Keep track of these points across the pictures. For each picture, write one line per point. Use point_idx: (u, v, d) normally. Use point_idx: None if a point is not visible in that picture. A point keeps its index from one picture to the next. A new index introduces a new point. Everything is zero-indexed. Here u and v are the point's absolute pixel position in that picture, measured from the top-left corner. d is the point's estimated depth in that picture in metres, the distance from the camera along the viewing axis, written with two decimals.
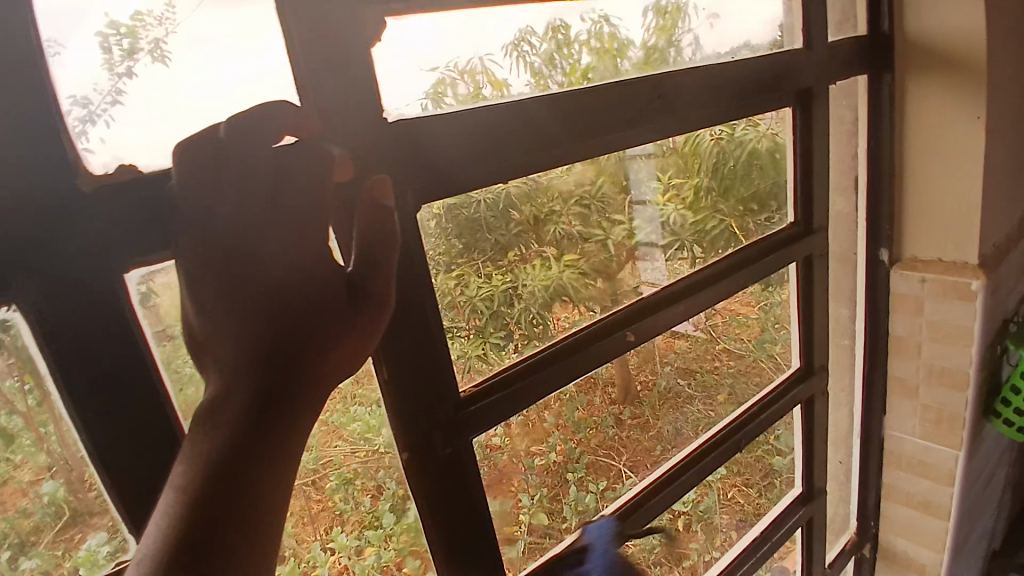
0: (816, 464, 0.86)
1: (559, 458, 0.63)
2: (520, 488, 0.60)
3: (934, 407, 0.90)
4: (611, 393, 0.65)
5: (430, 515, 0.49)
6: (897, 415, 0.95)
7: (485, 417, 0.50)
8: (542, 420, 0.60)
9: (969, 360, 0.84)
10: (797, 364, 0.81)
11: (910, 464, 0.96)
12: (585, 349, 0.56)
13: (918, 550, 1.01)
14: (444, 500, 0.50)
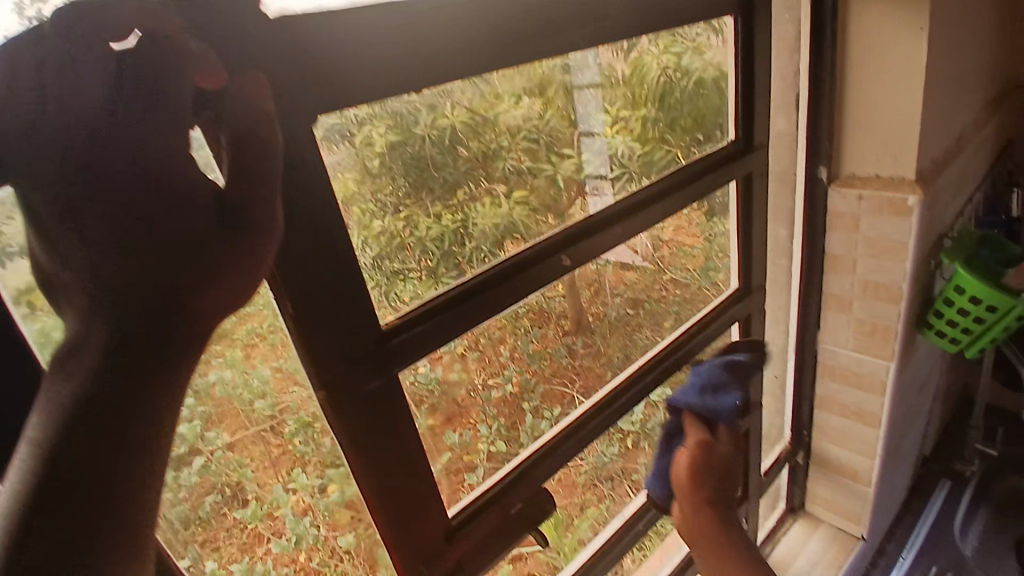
0: (752, 378, 0.93)
1: (515, 389, 0.65)
2: (479, 419, 0.61)
3: (867, 320, 0.96)
4: (564, 325, 0.67)
5: (355, 455, 0.47)
6: (832, 330, 1.01)
7: (409, 350, 0.48)
8: (497, 354, 0.61)
9: (902, 275, 0.89)
10: (734, 286, 0.83)
11: (843, 375, 1.04)
12: (521, 273, 0.54)
13: (851, 456, 1.14)
14: (370, 439, 0.47)
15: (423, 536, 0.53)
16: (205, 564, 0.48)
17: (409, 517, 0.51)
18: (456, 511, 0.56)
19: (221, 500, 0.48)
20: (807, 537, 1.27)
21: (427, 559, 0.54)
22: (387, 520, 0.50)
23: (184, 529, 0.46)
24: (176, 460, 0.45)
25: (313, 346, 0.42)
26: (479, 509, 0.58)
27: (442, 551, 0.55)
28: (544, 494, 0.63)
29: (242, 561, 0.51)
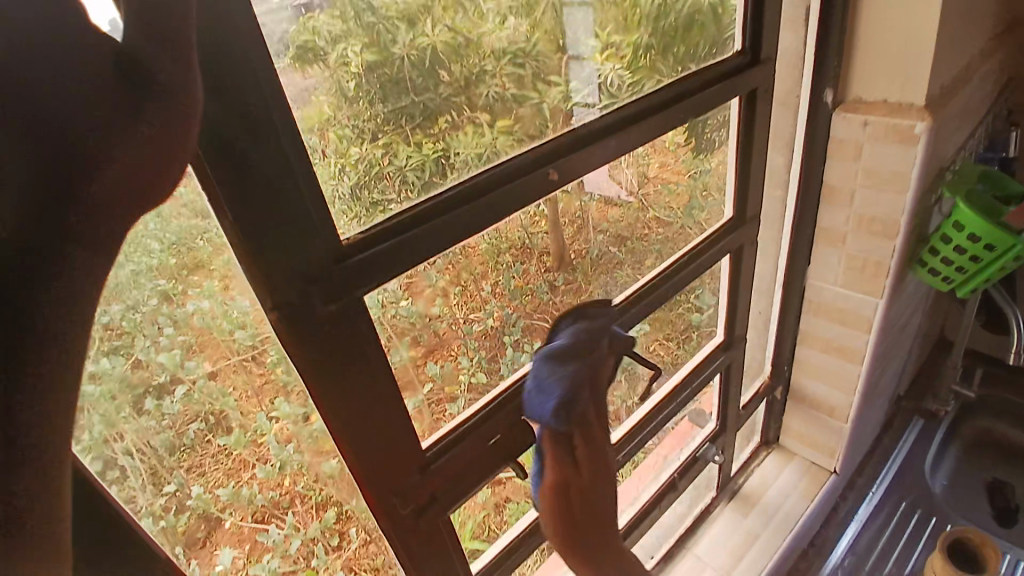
0: (736, 313, 0.94)
1: (496, 324, 0.65)
2: (459, 352, 0.62)
3: (858, 256, 0.96)
4: (546, 261, 0.67)
5: (317, 383, 0.47)
6: (820, 264, 1.01)
7: (373, 270, 0.46)
8: (479, 289, 0.61)
9: (900, 209, 0.88)
10: (728, 214, 0.83)
11: (828, 311, 1.06)
12: (502, 186, 0.53)
13: (828, 391, 1.17)
14: (331, 364, 0.47)
15: (396, 468, 0.55)
16: (191, 488, 0.50)
17: (378, 445, 0.53)
18: (430, 443, 0.58)
19: (204, 429, 0.49)
20: (780, 468, 1.34)
21: (400, 491, 0.56)
22: (356, 454, 0.51)
23: (169, 456, 0.48)
24: (157, 389, 0.46)
25: (267, 270, 0.41)
26: (453, 442, 0.59)
27: (417, 482, 0.57)
28: (524, 426, 0.65)
29: (228, 486, 0.52)
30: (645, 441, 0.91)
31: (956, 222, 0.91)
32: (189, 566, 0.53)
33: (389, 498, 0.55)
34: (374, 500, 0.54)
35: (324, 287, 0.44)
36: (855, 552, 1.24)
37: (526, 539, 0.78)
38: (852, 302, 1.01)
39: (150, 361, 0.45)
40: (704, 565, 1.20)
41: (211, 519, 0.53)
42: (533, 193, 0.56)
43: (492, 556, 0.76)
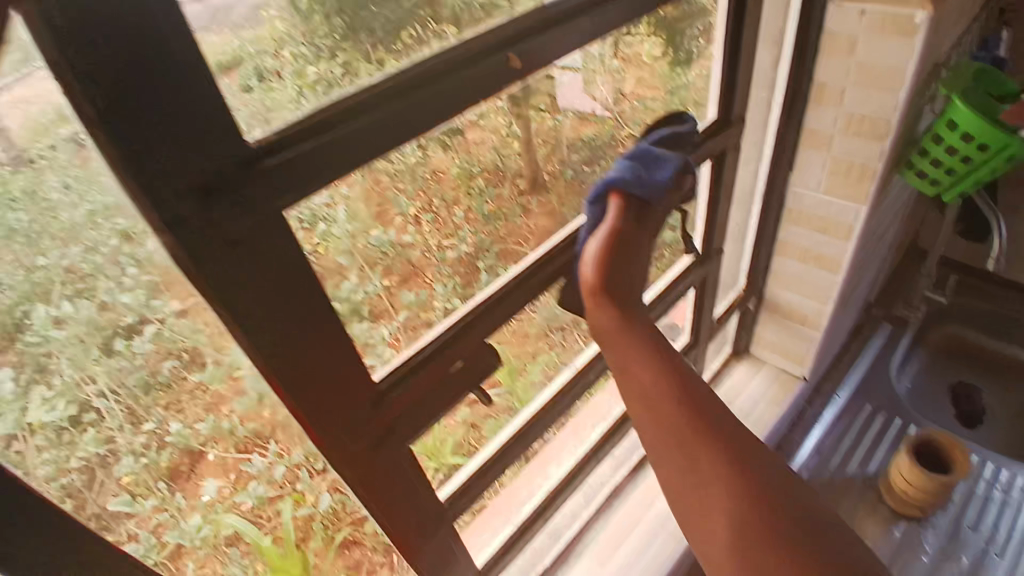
0: (715, 226, 0.95)
1: (471, 250, 0.64)
2: (433, 279, 0.62)
3: (843, 159, 0.95)
4: (519, 184, 0.67)
5: (240, 318, 0.40)
6: (805, 169, 1.00)
7: (299, 174, 0.39)
8: (451, 216, 0.62)
9: (893, 107, 0.85)
10: (714, 116, 0.77)
11: (808, 219, 1.06)
12: (450, 70, 0.47)
13: (801, 300, 1.20)
14: (256, 293, 0.40)
15: (342, 400, 0.49)
16: (169, 426, 0.54)
17: (319, 374, 0.47)
18: (383, 375, 0.53)
19: (179, 366, 0.50)
20: (750, 377, 1.39)
21: (351, 427, 0.51)
22: (288, 393, 0.45)
23: (145, 394, 0.51)
24: (126, 330, 0.46)
25: (167, 183, 0.33)
26: (410, 370, 0.55)
27: (367, 416, 0.52)
28: (490, 348, 0.62)
29: (208, 420, 0.56)
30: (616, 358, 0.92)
31: (950, 120, 0.90)
32: (175, 496, 0.59)
33: (338, 436, 0.50)
34: (319, 439, 0.49)
35: (229, 201, 0.36)
36: (821, 453, 1.30)
37: (497, 462, 0.77)
38: (836, 208, 1.01)
39: (116, 304, 0.44)
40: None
41: (194, 454, 0.59)
42: (493, 83, 0.50)
43: (457, 484, 0.73)
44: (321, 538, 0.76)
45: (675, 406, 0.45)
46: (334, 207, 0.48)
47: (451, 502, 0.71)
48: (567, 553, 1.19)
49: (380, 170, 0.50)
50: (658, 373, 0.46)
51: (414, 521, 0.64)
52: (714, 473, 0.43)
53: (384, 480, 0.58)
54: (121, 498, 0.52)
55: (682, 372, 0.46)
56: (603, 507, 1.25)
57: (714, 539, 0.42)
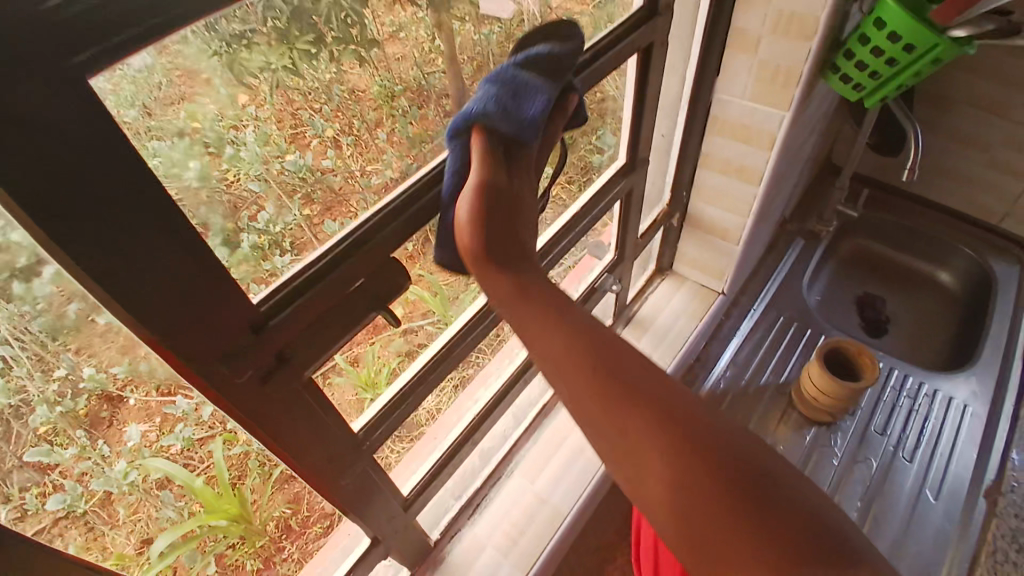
0: (640, 140, 0.94)
1: (396, 175, 0.60)
2: (358, 208, 0.57)
3: (770, 62, 0.94)
4: (446, 104, 0.64)
5: (62, 232, 0.32)
6: (729, 76, 1.00)
7: (104, 28, 0.31)
8: (373, 138, 0.58)
9: (821, 6, 0.83)
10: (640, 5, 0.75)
11: (732, 128, 1.07)
12: None
13: (724, 214, 1.24)
14: (72, 195, 0.32)
15: (222, 330, 0.44)
16: (83, 371, 0.49)
17: (191, 300, 0.41)
18: (263, 297, 0.48)
19: (84, 308, 0.42)
20: (672, 293, 1.47)
21: (235, 359, 0.46)
22: (150, 331, 0.40)
23: (53, 340, 0.45)
24: (23, 271, 0.39)
25: None
26: (302, 284, 0.50)
27: (253, 347, 0.47)
28: (397, 265, 0.59)
29: (125, 363, 0.50)
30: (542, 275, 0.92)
31: (879, 19, 0.92)
32: (96, 445, 0.56)
33: (214, 368, 0.45)
34: (194, 376, 0.45)
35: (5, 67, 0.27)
36: (735, 365, 1.39)
37: (423, 381, 0.75)
38: (755, 116, 1.02)
39: (10, 243, 0.37)
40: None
41: (113, 399, 0.54)
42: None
43: (373, 414, 0.72)
44: (258, 475, 0.77)
45: (582, 357, 0.44)
46: (243, 129, 0.45)
47: (367, 433, 0.69)
48: (498, 472, 1.25)
49: (291, 87, 0.47)
50: (563, 331, 0.46)
51: (322, 458, 0.64)
52: (630, 415, 0.42)
53: (281, 411, 0.55)
54: (36, 450, 0.50)
55: (586, 329, 0.46)
56: (531, 426, 1.31)
57: (642, 483, 0.41)
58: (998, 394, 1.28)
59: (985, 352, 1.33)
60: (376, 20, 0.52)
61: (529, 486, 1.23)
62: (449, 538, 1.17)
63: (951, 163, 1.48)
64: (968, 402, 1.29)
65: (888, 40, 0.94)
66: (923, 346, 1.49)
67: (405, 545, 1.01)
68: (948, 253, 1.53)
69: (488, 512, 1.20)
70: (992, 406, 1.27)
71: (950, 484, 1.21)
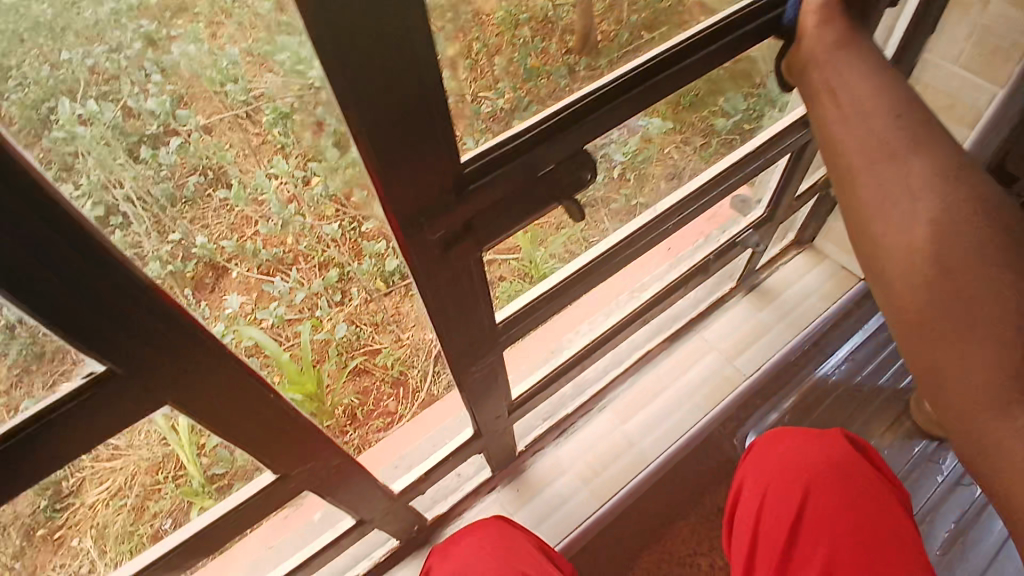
0: None
1: (507, 106, 0.58)
2: (466, 133, 0.54)
3: (993, 27, 0.83)
4: (570, 41, 0.60)
5: (329, 44, 0.35)
6: (939, 36, 0.88)
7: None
8: (490, 65, 0.56)
9: None
10: None
11: (935, 98, 0.97)
12: None
13: None
14: (342, 4, 0.34)
15: (421, 190, 0.49)
16: (196, 239, 0.53)
17: (415, 154, 0.46)
18: (470, 160, 0.53)
19: (204, 183, 0.50)
20: (807, 269, 1.42)
21: (429, 215, 0.52)
22: (376, 168, 0.45)
23: (171, 207, 0.49)
24: (151, 139, 0.44)
25: None
26: (491, 164, 0.55)
27: (451, 206, 0.53)
28: (575, 166, 0.62)
29: (232, 240, 0.57)
30: (695, 214, 0.94)
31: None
32: (199, 308, 0.56)
33: (417, 221, 0.52)
34: (399, 226, 0.52)
35: None
36: (853, 358, 1.32)
37: (545, 302, 0.84)
38: (960, 87, 0.93)
39: (141, 111, 0.42)
40: (708, 347, 1.34)
41: (218, 268, 0.57)
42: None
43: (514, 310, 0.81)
44: (335, 363, 0.87)
45: (898, 133, 0.51)
46: None
47: (506, 325, 0.80)
48: (589, 405, 1.27)
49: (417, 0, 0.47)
50: (887, 114, 0.52)
51: (463, 342, 0.73)
52: (922, 185, 0.49)
53: (447, 281, 0.63)
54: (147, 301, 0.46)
55: (899, 111, 0.52)
56: (633, 368, 1.29)
57: (906, 242, 0.49)
58: None
59: None
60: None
61: (618, 424, 1.26)
62: (533, 452, 1.24)
63: None
64: None
65: None
66: None
67: (494, 451, 1.09)
68: None
69: (575, 438, 1.25)
70: None
71: None
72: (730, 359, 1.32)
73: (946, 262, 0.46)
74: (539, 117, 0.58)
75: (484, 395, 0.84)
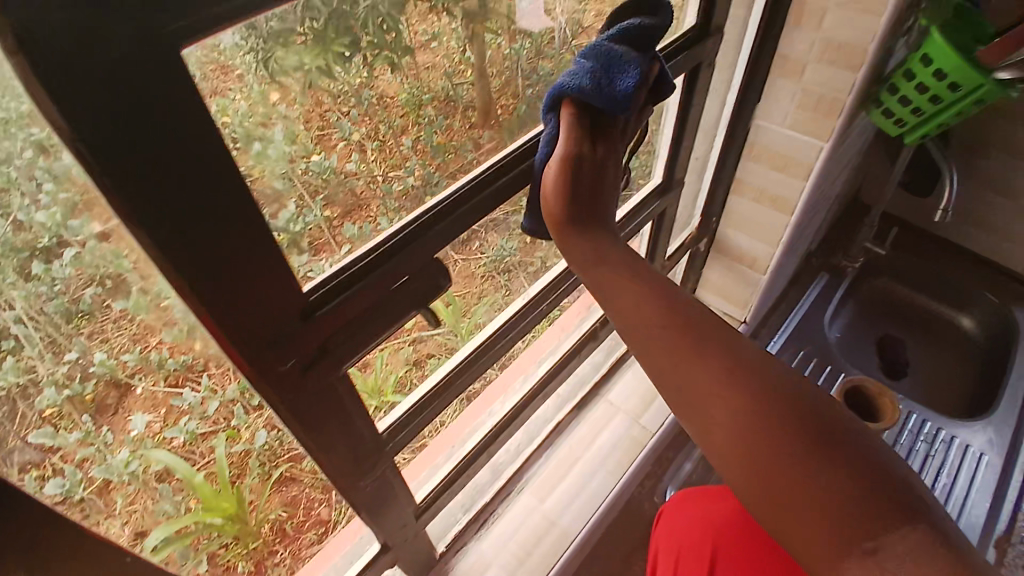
0: (677, 161, 1.00)
1: (418, 183, 0.61)
2: (378, 213, 0.57)
3: (813, 89, 0.95)
4: (471, 117, 0.65)
5: (143, 212, 0.35)
6: (772, 102, 1.01)
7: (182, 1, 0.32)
8: (398, 144, 0.58)
9: (872, 35, 0.84)
10: (692, 24, 0.79)
11: (770, 154, 1.08)
12: None
13: (752, 244, 1.27)
14: (148, 171, 0.35)
15: (271, 311, 0.47)
16: (93, 356, 0.49)
17: (256, 283, 0.45)
18: (312, 288, 0.51)
19: (102, 293, 0.45)
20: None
21: (281, 342, 0.50)
22: (204, 306, 0.42)
23: (66, 324, 0.45)
24: (43, 253, 0.40)
25: (43, 33, 0.28)
26: (336, 287, 0.53)
27: (298, 331, 0.50)
28: (438, 268, 0.62)
29: (135, 351, 0.51)
30: (575, 285, 0.94)
31: (925, 56, 0.93)
32: (101, 431, 0.56)
33: (263, 355, 0.49)
34: (241, 364, 0.48)
35: (103, 71, 0.30)
36: None
37: (439, 395, 0.78)
38: (798, 145, 1.03)
39: (32, 224, 0.39)
40: (616, 409, 1.37)
41: (120, 386, 0.54)
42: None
43: (399, 416, 0.74)
44: (258, 475, 0.78)
45: (662, 319, 0.48)
46: (271, 127, 0.45)
47: (390, 434, 0.73)
48: (508, 488, 1.22)
49: (322, 88, 0.48)
50: (652, 299, 0.49)
51: (346, 459, 0.66)
52: (704, 369, 0.46)
53: (311, 404, 0.57)
54: (40, 431, 0.48)
55: (655, 294, 0.49)
56: (545, 444, 1.28)
57: (713, 436, 0.45)
58: (1014, 446, 1.26)
59: (1004, 402, 1.30)
60: (409, 27, 0.53)
61: (538, 503, 1.22)
62: (454, 551, 1.16)
63: (985, 211, 1.48)
64: (985, 451, 1.25)
65: (934, 77, 0.95)
66: (941, 393, 1.49)
67: (417, 556, 1.03)
68: (969, 298, 1.52)
69: (497, 525, 1.20)
70: (1006, 458, 1.24)
71: (968, 518, 1.19)
72: (637, 417, 1.35)
73: (748, 456, 0.43)
74: (427, 204, 0.60)
75: (383, 505, 0.80)
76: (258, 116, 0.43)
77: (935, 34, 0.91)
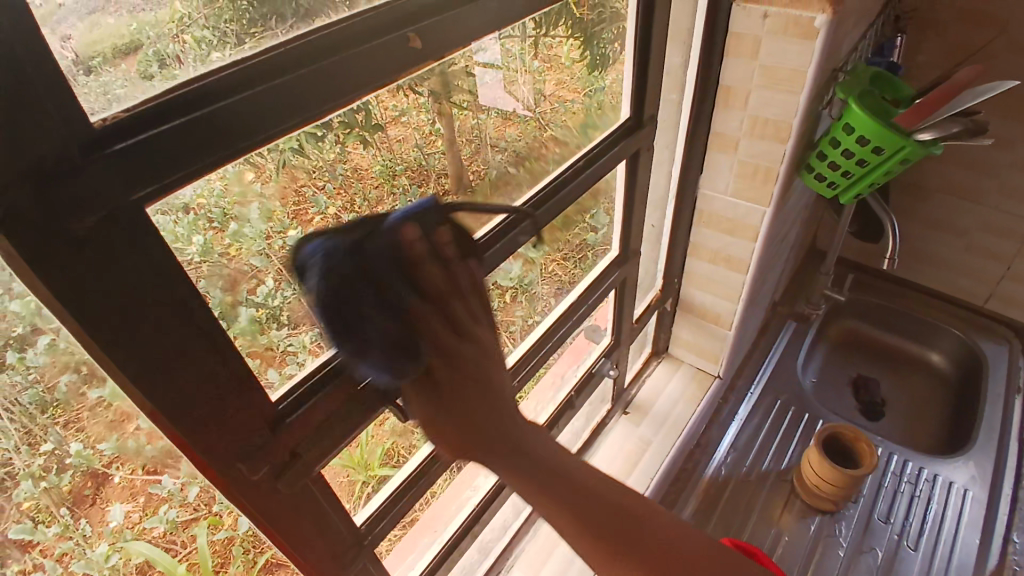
0: (630, 232, 1.03)
1: None
2: None
3: (748, 161, 1.01)
4: (444, 183, 0.68)
5: (117, 349, 0.36)
6: (714, 172, 1.07)
7: (158, 168, 0.35)
8: (375, 215, 0.60)
9: (794, 112, 0.91)
10: (627, 115, 0.87)
11: (719, 220, 1.14)
12: (389, 35, 0.46)
13: (712, 301, 1.30)
14: (127, 315, 0.36)
15: (238, 430, 0.47)
16: (70, 446, 0.49)
17: (219, 399, 0.45)
18: (281, 396, 0.51)
19: (76, 380, 0.43)
20: (670, 375, 1.51)
21: (249, 452, 0.49)
22: (177, 430, 0.43)
23: (42, 414, 0.46)
24: (18, 341, 0.40)
25: (20, 211, 0.30)
26: (321, 380, 0.54)
27: (269, 443, 0.50)
28: None
29: (111, 439, 0.49)
30: (553, 349, 0.98)
31: (847, 125, 1.01)
32: (78, 524, 0.57)
33: (233, 466, 0.48)
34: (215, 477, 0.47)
35: (72, 237, 0.32)
36: (735, 449, 1.39)
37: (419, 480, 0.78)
38: (743, 212, 1.09)
39: (6, 312, 0.38)
40: None
41: (98, 476, 0.54)
42: (402, 65, 0.47)
43: (375, 508, 0.73)
44: (242, 564, 0.74)
45: (589, 528, 0.56)
46: (247, 205, 0.47)
47: (369, 526, 0.71)
48: (497, 566, 1.20)
49: (296, 166, 0.49)
50: (571, 514, 0.56)
51: (326, 552, 0.64)
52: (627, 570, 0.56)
53: (288, 507, 0.56)
54: (18, 527, 0.53)
55: (573, 502, 0.56)
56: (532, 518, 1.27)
57: None
58: (997, 477, 1.26)
59: (980, 435, 1.33)
60: (381, 105, 0.54)
61: None
62: None
63: (933, 250, 1.56)
64: (968, 487, 1.27)
65: (857, 142, 1.01)
66: (919, 430, 1.50)
67: None
68: (936, 335, 1.58)
69: None
70: (991, 491, 1.25)
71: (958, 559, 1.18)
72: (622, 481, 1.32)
73: None
74: None
75: None
76: (229, 205, 0.45)
77: (852, 105, 0.98)
